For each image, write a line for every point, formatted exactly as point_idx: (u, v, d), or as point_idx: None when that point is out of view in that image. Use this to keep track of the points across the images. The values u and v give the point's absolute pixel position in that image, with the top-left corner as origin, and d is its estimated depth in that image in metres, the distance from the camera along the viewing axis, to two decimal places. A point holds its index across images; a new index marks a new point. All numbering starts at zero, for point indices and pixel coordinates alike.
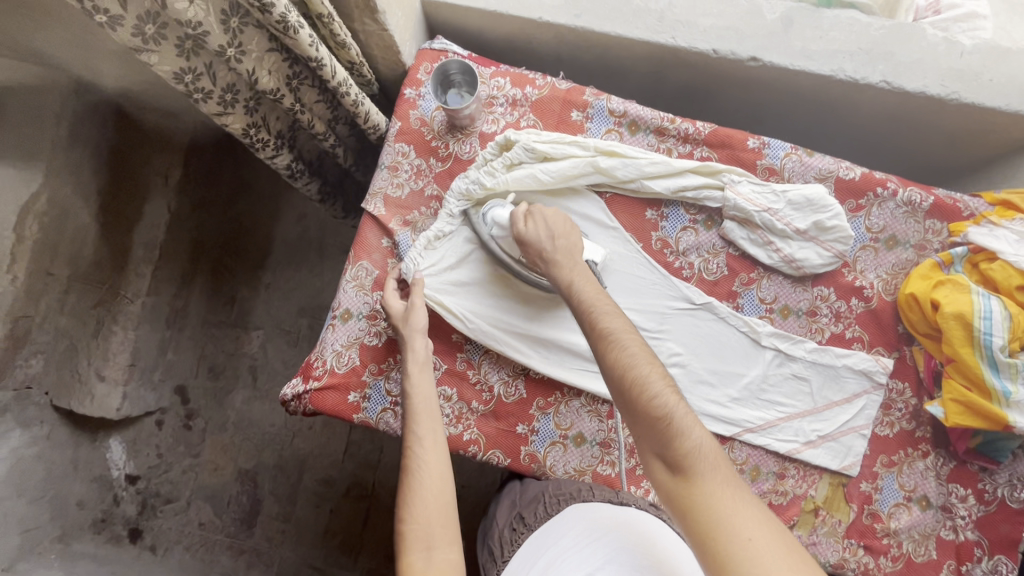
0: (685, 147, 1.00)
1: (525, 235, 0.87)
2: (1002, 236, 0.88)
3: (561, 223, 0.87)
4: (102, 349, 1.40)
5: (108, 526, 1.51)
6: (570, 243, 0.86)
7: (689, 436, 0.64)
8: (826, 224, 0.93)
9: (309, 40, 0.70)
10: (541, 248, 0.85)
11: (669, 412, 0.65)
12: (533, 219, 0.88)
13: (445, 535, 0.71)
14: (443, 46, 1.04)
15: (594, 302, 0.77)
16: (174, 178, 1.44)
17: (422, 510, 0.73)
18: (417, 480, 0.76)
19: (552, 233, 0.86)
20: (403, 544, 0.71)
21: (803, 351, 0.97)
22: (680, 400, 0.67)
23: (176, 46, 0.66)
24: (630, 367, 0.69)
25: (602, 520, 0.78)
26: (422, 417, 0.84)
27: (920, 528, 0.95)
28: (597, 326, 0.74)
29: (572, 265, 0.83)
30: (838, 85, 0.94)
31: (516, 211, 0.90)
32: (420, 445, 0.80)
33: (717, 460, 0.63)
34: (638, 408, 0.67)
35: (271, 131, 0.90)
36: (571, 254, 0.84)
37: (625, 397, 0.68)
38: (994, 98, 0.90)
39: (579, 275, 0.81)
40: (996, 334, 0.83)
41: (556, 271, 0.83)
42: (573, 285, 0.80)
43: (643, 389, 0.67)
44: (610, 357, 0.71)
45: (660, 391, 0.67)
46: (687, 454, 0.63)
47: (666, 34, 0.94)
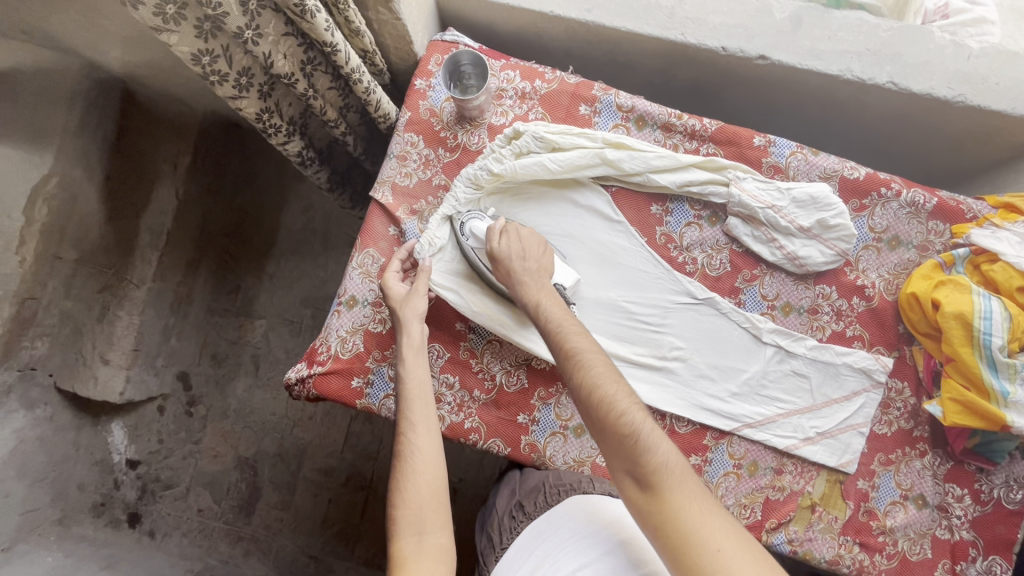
0: (691, 143, 1.01)
1: (498, 252, 0.90)
2: (1004, 238, 0.89)
3: (534, 246, 0.92)
4: (107, 334, 1.41)
5: (108, 509, 1.50)
6: (537, 263, 0.90)
7: (657, 451, 0.66)
8: (830, 223, 0.93)
9: (325, 25, 0.71)
10: (511, 264, 0.89)
11: (637, 429, 0.68)
12: (509, 234, 0.92)
13: (437, 520, 0.73)
14: (454, 38, 1.05)
15: (562, 323, 0.81)
16: (184, 166, 1.45)
17: (414, 495, 0.74)
18: (410, 466, 0.77)
19: (524, 254, 0.90)
20: (394, 528, 0.72)
21: (803, 348, 0.97)
22: (647, 418, 0.69)
23: (195, 27, 0.67)
24: (597, 388, 0.72)
25: (600, 513, 0.77)
26: (416, 402, 0.84)
27: (916, 526, 0.95)
28: (563, 349, 0.77)
29: (538, 286, 0.87)
30: (845, 85, 0.95)
31: (493, 225, 0.93)
32: (413, 430, 0.81)
33: (684, 474, 0.65)
34: (607, 426, 0.69)
35: (283, 116, 0.91)
36: (539, 274, 0.89)
37: (594, 416, 0.71)
38: (1000, 101, 0.91)
39: (546, 296, 0.85)
40: (996, 334, 0.84)
41: (521, 291, 0.87)
42: (541, 305, 0.84)
43: (611, 407, 0.70)
44: (578, 378, 0.74)
45: (627, 409, 0.69)
46: (655, 469, 0.65)
47: (676, 31, 0.95)
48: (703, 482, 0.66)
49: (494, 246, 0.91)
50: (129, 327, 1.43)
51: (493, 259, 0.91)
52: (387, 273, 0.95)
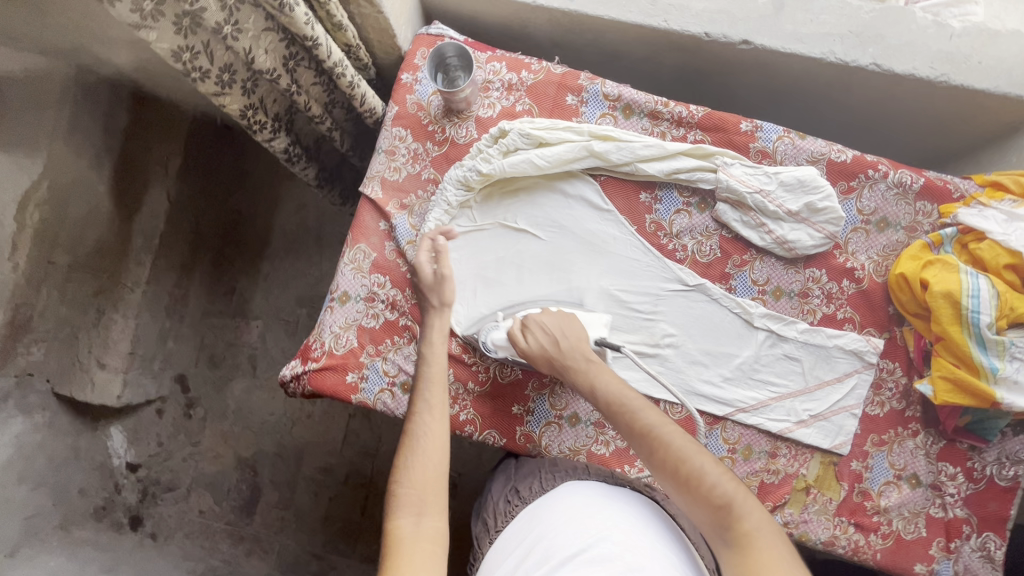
0: (679, 130, 1.01)
1: (530, 350, 0.89)
2: (990, 216, 0.90)
3: (560, 324, 0.90)
4: (102, 338, 1.41)
5: (108, 513, 1.53)
6: (573, 339, 0.88)
7: (749, 518, 0.66)
8: (818, 206, 0.94)
9: (305, 18, 0.70)
10: (548, 354, 0.87)
11: (729, 499, 0.67)
12: (531, 328, 0.90)
13: (436, 504, 0.74)
14: (439, 31, 1.04)
15: (626, 395, 0.80)
16: (174, 167, 1.44)
17: (419, 475, 0.75)
18: (418, 445, 0.79)
19: (555, 337, 0.88)
20: (393, 505, 0.73)
21: (794, 331, 0.98)
22: (737, 485, 0.69)
23: (174, 23, 0.68)
24: (682, 460, 0.71)
25: (594, 507, 0.77)
26: (432, 384, 0.86)
27: (910, 506, 0.96)
28: (634, 423, 0.77)
29: (586, 364, 0.85)
30: (829, 67, 0.95)
31: (511, 328, 0.92)
32: (428, 413, 0.83)
33: (777, 538, 0.65)
34: (698, 498, 0.69)
35: (268, 113, 0.92)
36: (582, 353, 0.87)
37: (682, 490, 0.70)
38: (983, 80, 0.92)
39: (600, 373, 0.84)
40: (984, 311, 0.85)
41: (573, 376, 0.85)
42: (596, 385, 0.83)
43: (700, 480, 0.69)
44: (659, 451, 0.73)
45: (716, 479, 0.69)
46: (749, 535, 0.65)
47: (659, 18, 0.95)
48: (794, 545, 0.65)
49: (521, 346, 0.90)
50: (125, 331, 1.43)
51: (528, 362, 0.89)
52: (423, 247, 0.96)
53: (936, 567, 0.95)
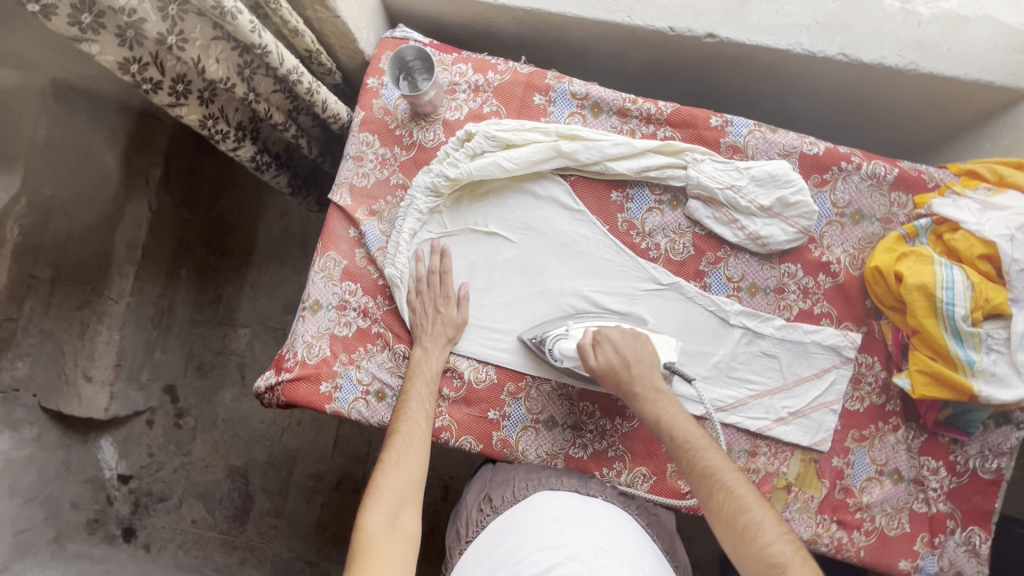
0: (648, 127, 0.99)
1: (598, 368, 0.88)
2: (964, 206, 0.88)
3: (633, 347, 0.89)
4: (88, 351, 1.38)
5: (102, 525, 1.55)
6: (645, 363, 0.88)
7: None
8: (790, 200, 0.92)
9: (250, 27, 0.68)
10: (619, 376, 0.87)
11: (784, 560, 0.68)
12: (604, 345, 0.89)
13: (413, 507, 0.77)
14: (403, 34, 1.02)
15: (693, 436, 0.82)
16: (156, 178, 1.40)
17: (401, 477, 0.80)
18: (405, 447, 0.84)
19: (627, 362, 0.87)
20: (373, 499, 0.76)
21: (771, 328, 0.96)
22: (794, 549, 0.70)
23: (117, 35, 0.66)
24: (741, 512, 0.73)
25: (563, 523, 0.77)
26: (423, 397, 0.92)
27: (893, 501, 0.95)
28: (698, 465, 0.79)
29: (655, 395, 0.86)
30: (796, 59, 0.93)
31: (582, 341, 0.90)
32: (415, 421, 0.88)
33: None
34: (752, 552, 0.70)
35: (230, 122, 0.91)
36: (654, 383, 0.87)
37: (737, 540, 0.72)
38: (954, 67, 0.90)
39: (667, 408, 0.85)
40: (958, 304, 0.83)
41: (641, 406, 0.86)
42: (662, 417, 0.84)
43: (756, 534, 0.71)
44: (720, 498, 0.75)
45: (773, 538, 0.70)
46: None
47: (622, 13, 0.93)
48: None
49: (595, 366, 0.88)
50: (110, 344, 1.40)
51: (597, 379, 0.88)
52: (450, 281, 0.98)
53: (920, 563, 0.94)
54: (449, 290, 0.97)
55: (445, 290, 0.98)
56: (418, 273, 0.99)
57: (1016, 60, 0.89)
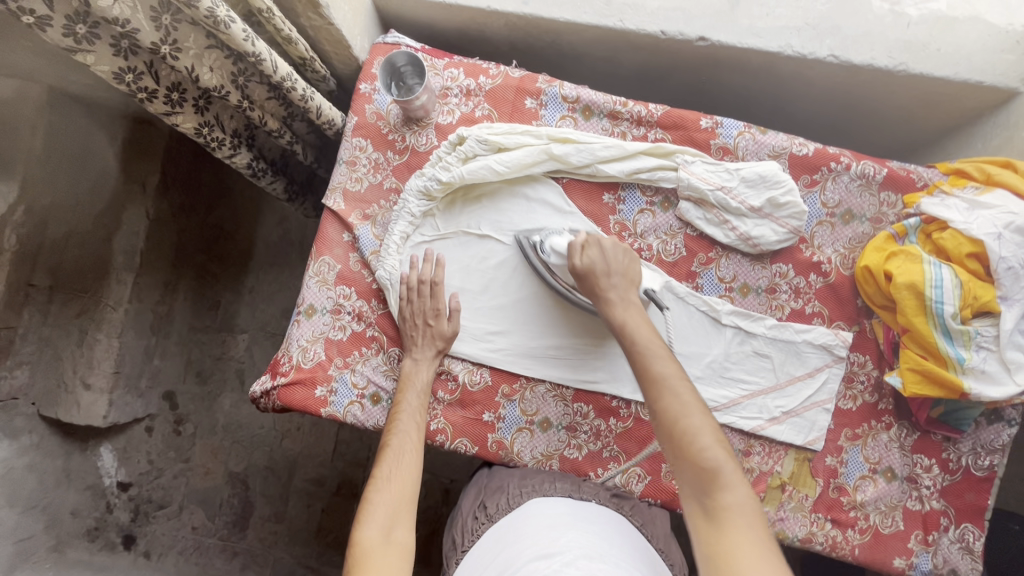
0: (639, 129, 1.00)
1: (580, 267, 0.88)
2: (953, 205, 0.88)
3: (619, 260, 0.89)
4: (87, 358, 1.39)
5: (102, 533, 1.48)
6: (625, 275, 0.88)
7: (731, 491, 0.66)
8: (780, 200, 0.93)
9: (243, 35, 0.69)
10: (597, 280, 0.87)
11: (717, 466, 0.67)
12: (592, 249, 0.88)
13: (406, 520, 0.78)
14: (395, 39, 1.03)
15: (650, 342, 0.80)
16: (153, 185, 1.40)
17: (394, 490, 0.81)
18: (396, 460, 0.84)
19: (609, 269, 0.87)
20: (365, 514, 0.77)
21: (763, 328, 0.97)
22: (728, 456, 0.69)
23: (112, 46, 0.67)
24: (682, 417, 0.72)
25: (558, 528, 0.77)
26: (414, 409, 0.93)
27: (887, 500, 0.95)
28: (649, 369, 0.77)
29: (621, 302, 0.85)
30: (787, 61, 0.94)
31: (572, 241, 0.90)
32: (408, 434, 0.88)
33: (755, 519, 0.65)
34: (686, 458, 0.69)
35: (225, 130, 0.91)
36: (627, 292, 0.87)
37: (673, 445, 0.71)
38: (943, 68, 0.91)
39: (631, 315, 0.84)
40: (947, 302, 0.83)
41: (608, 311, 0.85)
42: (625, 323, 0.83)
43: (692, 440, 0.70)
44: (664, 402, 0.73)
45: (708, 444, 0.69)
46: (726, 509, 0.65)
47: (614, 17, 0.94)
48: (769, 526, 0.65)
49: (579, 264, 0.88)
50: (108, 350, 1.40)
51: (578, 277, 0.88)
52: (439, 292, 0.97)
53: (915, 561, 0.94)
54: (438, 300, 0.97)
55: (434, 303, 0.97)
56: (410, 278, 0.98)
57: (1005, 60, 0.90)
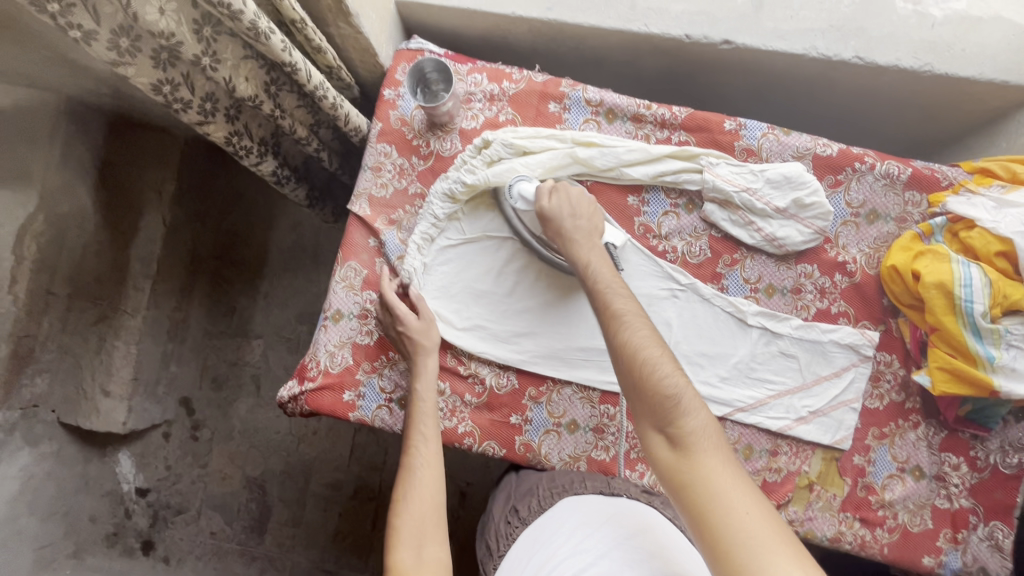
0: (662, 132, 1.00)
1: (547, 211, 0.88)
2: (979, 203, 0.89)
3: (585, 205, 0.89)
4: (106, 365, 1.40)
5: (120, 539, 1.57)
6: (591, 224, 0.88)
7: (694, 416, 0.66)
8: (805, 201, 0.94)
9: (282, 46, 0.69)
10: (562, 225, 0.87)
11: (677, 392, 0.67)
12: (559, 194, 0.89)
13: (436, 535, 0.78)
14: (419, 45, 1.04)
15: (610, 282, 0.80)
16: (169, 192, 1.41)
17: (418, 507, 0.81)
18: (413, 476, 0.84)
19: (575, 213, 0.88)
20: (395, 538, 0.77)
21: (789, 328, 0.97)
22: (687, 382, 0.69)
23: (151, 58, 0.67)
24: (641, 348, 0.71)
25: (590, 524, 0.78)
26: (426, 417, 0.91)
27: (915, 498, 0.95)
28: (607, 306, 0.76)
29: (589, 246, 0.85)
30: (811, 63, 0.95)
31: (540, 186, 0.91)
32: (422, 448, 0.87)
33: (717, 441, 0.66)
34: (647, 387, 0.68)
35: (253, 138, 0.91)
36: (591, 235, 0.87)
37: (633, 375, 0.70)
38: (967, 68, 0.91)
39: (593, 256, 0.84)
40: (977, 300, 0.84)
41: (572, 251, 0.85)
42: (590, 264, 0.82)
43: (652, 369, 0.69)
44: (624, 337, 0.73)
45: (668, 372, 0.69)
46: (691, 433, 0.65)
47: (638, 22, 0.95)
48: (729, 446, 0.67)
49: (545, 206, 0.88)
50: (127, 357, 1.41)
51: (544, 219, 0.89)
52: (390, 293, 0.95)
53: (944, 559, 0.95)
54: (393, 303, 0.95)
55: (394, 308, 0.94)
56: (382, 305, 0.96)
57: None
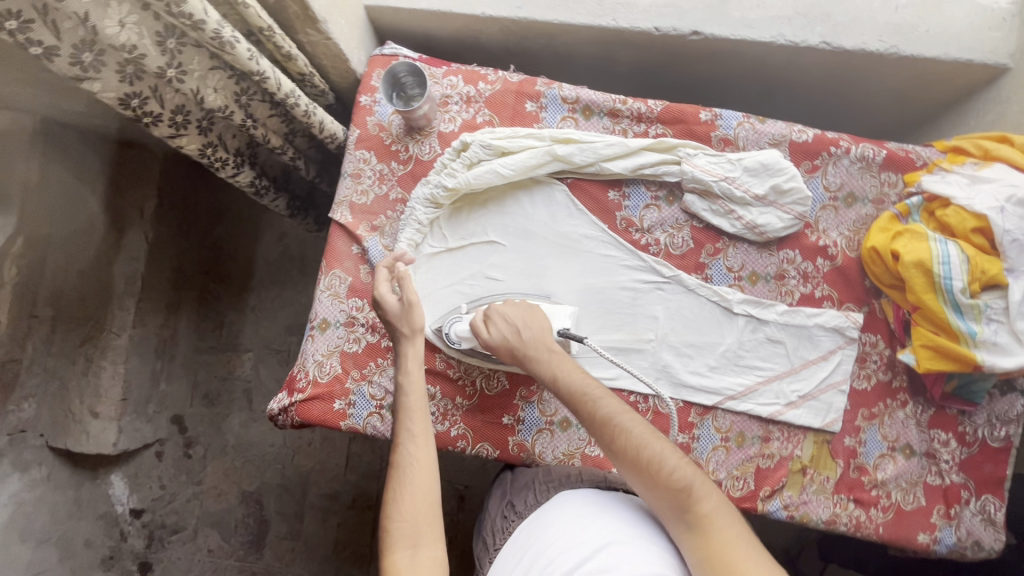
0: (639, 126, 1.01)
1: (492, 341, 0.88)
2: (954, 181, 0.90)
3: (523, 316, 0.89)
4: (93, 386, 1.37)
5: (117, 562, 1.54)
6: (537, 330, 0.88)
7: (705, 500, 0.69)
8: (783, 187, 0.94)
9: (248, 55, 0.68)
10: (511, 347, 0.86)
11: (688, 483, 0.70)
12: (495, 322, 0.89)
13: (432, 533, 0.72)
14: (392, 50, 1.04)
15: (585, 385, 0.81)
16: (150, 210, 1.40)
17: (410, 507, 0.73)
18: (405, 477, 0.76)
19: (518, 328, 0.87)
20: (389, 541, 0.71)
21: (774, 314, 0.98)
22: (692, 469, 0.72)
23: (117, 72, 0.66)
24: (641, 448, 0.73)
25: (585, 516, 0.77)
26: (413, 409, 0.83)
27: (907, 476, 0.96)
28: (594, 413, 0.78)
29: (549, 354, 0.85)
30: (780, 50, 0.95)
31: (473, 321, 0.91)
32: (412, 442, 0.80)
33: (732, 518, 0.68)
34: (657, 483, 0.71)
35: (228, 149, 0.91)
36: (542, 341, 0.86)
37: (641, 476, 0.72)
38: (933, 48, 0.92)
39: (560, 365, 0.84)
40: (956, 277, 0.84)
41: (534, 366, 0.84)
42: (558, 374, 0.82)
43: (659, 465, 0.71)
44: (619, 442, 0.75)
45: (674, 464, 0.71)
46: (707, 517, 0.68)
47: (608, 17, 0.95)
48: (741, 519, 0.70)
49: (488, 337, 0.88)
50: (115, 376, 1.39)
51: (492, 350, 0.88)
52: (381, 281, 0.92)
53: (939, 535, 0.95)
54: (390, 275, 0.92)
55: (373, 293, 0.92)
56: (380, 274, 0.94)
57: (991, 38, 0.92)
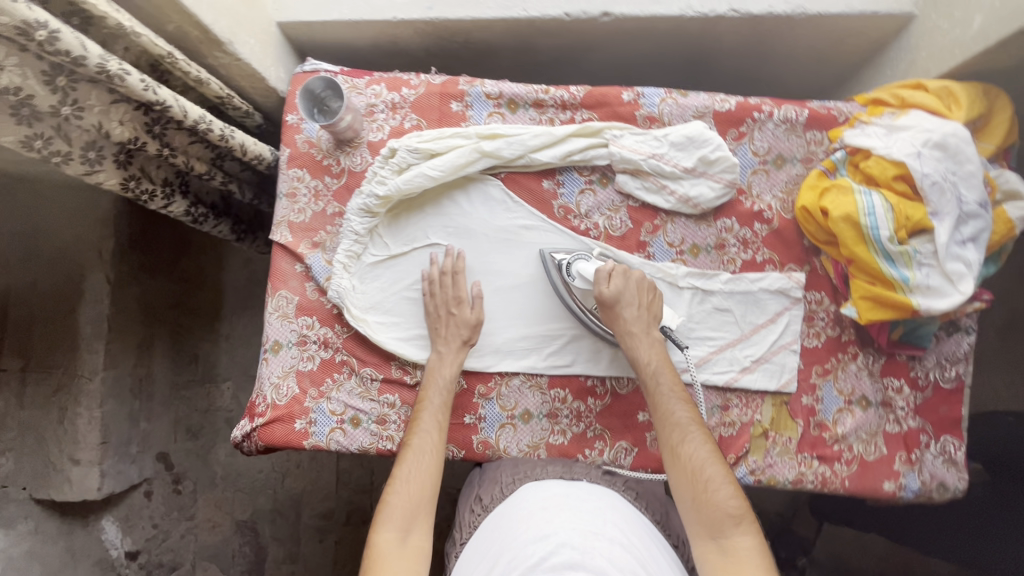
0: (565, 114, 1.01)
1: (606, 295, 0.89)
2: (872, 132, 0.91)
3: (643, 292, 0.91)
4: (71, 434, 1.33)
5: None
6: (642, 310, 0.90)
7: (746, 535, 0.70)
8: (710, 157, 0.95)
9: (142, 85, 0.68)
10: (621, 312, 0.89)
11: (734, 511, 0.71)
12: (617, 279, 0.90)
13: (426, 521, 0.76)
14: (312, 66, 1.04)
15: (670, 386, 0.84)
16: (110, 250, 1.31)
17: (412, 490, 0.78)
18: (417, 460, 0.82)
19: (634, 300, 0.90)
20: (381, 516, 0.75)
21: (719, 283, 0.99)
22: (744, 503, 0.73)
23: (12, 115, 0.65)
24: (703, 464, 0.76)
25: (549, 510, 0.78)
26: (436, 408, 0.90)
27: (866, 427, 0.97)
28: (670, 414, 0.81)
29: (647, 341, 0.88)
30: (691, 22, 0.96)
31: (600, 269, 0.91)
32: (433, 432, 0.87)
33: (766, 560, 0.69)
34: (704, 502, 0.73)
35: (154, 180, 0.91)
36: (649, 327, 0.89)
37: (691, 488, 0.75)
38: (839, 3, 0.93)
39: (654, 356, 0.87)
40: (882, 227, 0.86)
41: (630, 344, 0.88)
42: (646, 363, 0.87)
43: (712, 488, 0.73)
44: (685, 450, 0.78)
45: (728, 493, 0.73)
46: (740, 550, 0.69)
47: (517, 8, 0.96)
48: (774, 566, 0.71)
49: (608, 293, 0.89)
50: (92, 422, 1.34)
51: (604, 304, 0.89)
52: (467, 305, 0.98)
53: (904, 481, 0.97)
54: (462, 287, 0.98)
55: (456, 292, 0.98)
56: (434, 273, 0.99)
57: None
